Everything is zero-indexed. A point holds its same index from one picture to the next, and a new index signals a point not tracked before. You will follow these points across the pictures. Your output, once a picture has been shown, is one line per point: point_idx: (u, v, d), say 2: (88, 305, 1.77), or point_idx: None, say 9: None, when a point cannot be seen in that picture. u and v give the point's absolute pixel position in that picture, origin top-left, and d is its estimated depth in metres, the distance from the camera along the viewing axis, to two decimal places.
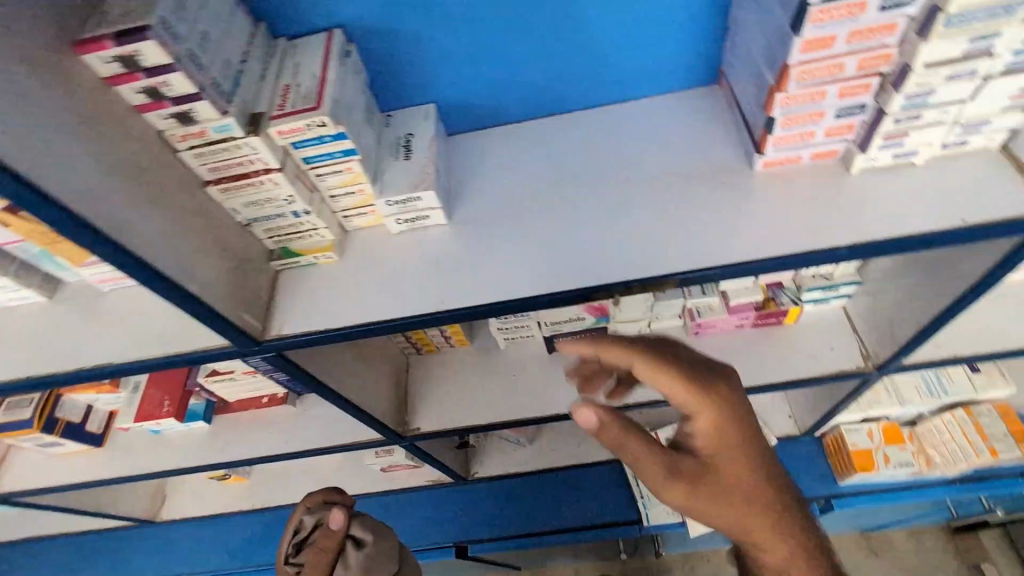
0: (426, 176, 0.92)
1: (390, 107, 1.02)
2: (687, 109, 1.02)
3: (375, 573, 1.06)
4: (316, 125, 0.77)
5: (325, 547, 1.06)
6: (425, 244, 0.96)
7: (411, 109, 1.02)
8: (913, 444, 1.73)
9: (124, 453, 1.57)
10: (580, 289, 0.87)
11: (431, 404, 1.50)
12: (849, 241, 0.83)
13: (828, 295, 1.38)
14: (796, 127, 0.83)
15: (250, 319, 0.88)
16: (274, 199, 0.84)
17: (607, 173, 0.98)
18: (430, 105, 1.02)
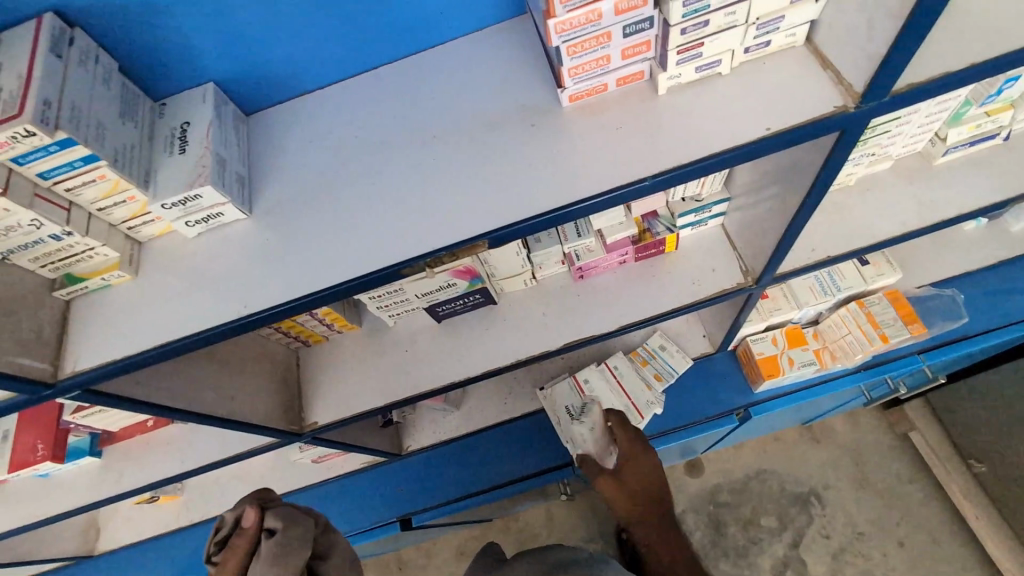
0: (204, 169, 0.82)
1: (163, 94, 0.90)
2: (495, 47, 0.92)
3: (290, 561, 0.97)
4: (24, 135, 0.66)
5: (235, 545, 0.98)
6: (228, 243, 0.87)
7: (188, 92, 0.90)
8: (816, 342, 1.78)
9: (16, 502, 1.49)
10: (389, 266, 0.81)
11: (327, 394, 1.45)
12: (661, 168, 0.78)
13: (703, 216, 1.36)
14: (586, 54, 0.75)
15: (33, 361, 0.78)
16: (18, 225, 0.73)
17: (415, 134, 0.89)
18: (209, 84, 0.90)
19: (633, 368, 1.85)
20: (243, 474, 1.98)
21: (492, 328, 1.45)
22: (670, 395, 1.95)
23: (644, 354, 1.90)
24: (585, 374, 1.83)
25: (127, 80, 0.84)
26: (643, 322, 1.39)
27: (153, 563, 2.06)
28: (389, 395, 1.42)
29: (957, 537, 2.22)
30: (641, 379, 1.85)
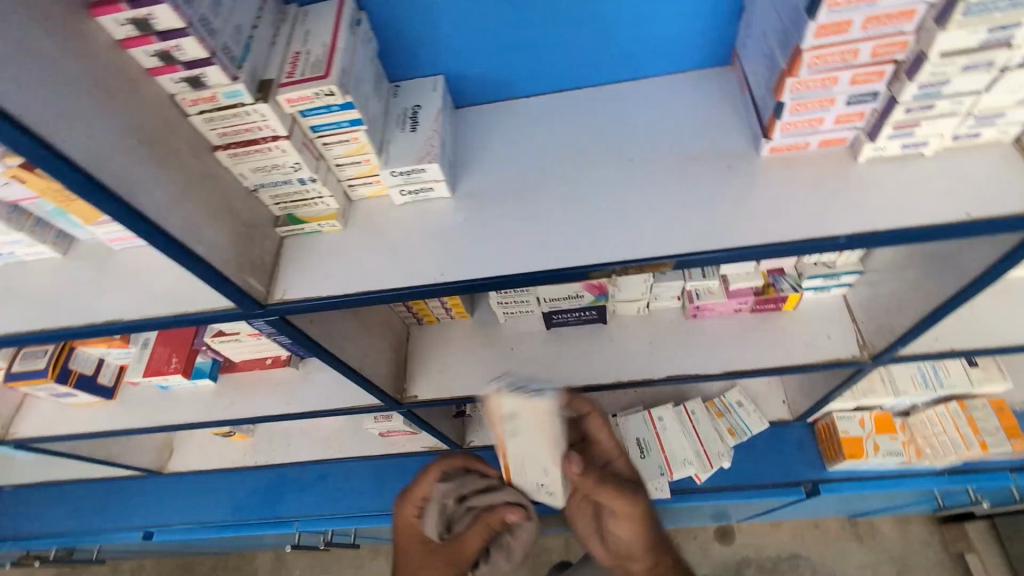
0: (431, 149, 0.92)
1: (399, 78, 1.02)
2: (697, 91, 1.01)
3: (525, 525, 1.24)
4: (324, 94, 0.78)
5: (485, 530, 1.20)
6: (428, 216, 0.97)
7: (420, 80, 1.03)
8: (905, 434, 1.74)
9: (134, 405, 1.63)
10: (579, 267, 0.87)
11: (431, 372, 1.53)
12: (849, 230, 0.82)
13: (829, 283, 1.38)
14: (806, 114, 0.82)
15: (255, 283, 0.90)
16: (281, 166, 0.85)
17: (614, 153, 0.97)
18: (439, 76, 1.02)
19: (709, 417, 1.84)
20: (314, 431, 2.09)
21: (597, 346, 1.51)
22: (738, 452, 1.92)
23: (720, 406, 1.89)
24: (660, 412, 1.84)
25: (380, 61, 0.97)
26: (747, 372, 1.41)
27: (211, 494, 2.18)
28: (487, 386, 1.49)
29: None
30: (715, 429, 1.84)
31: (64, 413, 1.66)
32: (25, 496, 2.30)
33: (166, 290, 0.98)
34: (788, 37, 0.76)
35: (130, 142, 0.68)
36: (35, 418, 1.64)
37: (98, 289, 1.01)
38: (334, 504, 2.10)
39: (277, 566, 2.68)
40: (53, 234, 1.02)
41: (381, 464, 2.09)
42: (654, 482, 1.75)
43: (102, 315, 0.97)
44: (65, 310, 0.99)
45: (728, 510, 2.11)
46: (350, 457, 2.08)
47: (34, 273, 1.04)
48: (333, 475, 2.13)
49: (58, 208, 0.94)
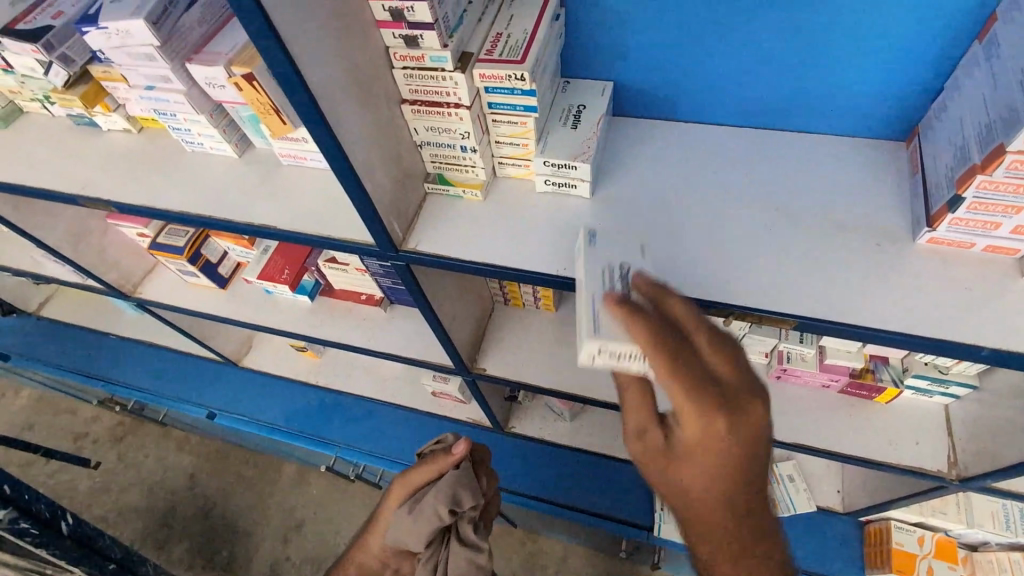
0: (586, 149, 0.95)
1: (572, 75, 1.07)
2: (862, 159, 0.99)
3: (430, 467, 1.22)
4: (515, 77, 0.83)
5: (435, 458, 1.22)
6: (563, 210, 1.02)
7: (590, 81, 1.06)
8: (965, 567, 1.65)
9: (238, 300, 1.81)
10: (697, 300, 0.89)
11: (503, 351, 1.59)
12: (996, 345, 0.79)
13: (933, 387, 1.30)
14: (983, 214, 0.79)
15: (396, 227, 0.99)
16: (452, 131, 0.92)
17: (761, 200, 0.97)
18: (608, 82, 1.05)
19: None
20: (373, 372, 2.22)
21: None
22: None
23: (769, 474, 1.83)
24: None
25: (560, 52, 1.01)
26: (816, 450, 1.38)
27: (270, 397, 2.37)
28: (553, 381, 1.53)
29: None
30: None
31: (180, 288, 1.86)
32: (120, 348, 2.59)
33: (316, 211, 1.09)
34: (992, 133, 0.73)
35: (349, 80, 0.77)
36: (157, 285, 1.85)
37: (260, 193, 1.14)
38: (371, 442, 2.23)
39: (299, 479, 2.88)
40: (237, 137, 1.17)
41: (424, 420, 2.19)
42: None
43: (257, 217, 1.10)
44: (232, 204, 1.13)
45: None
46: (399, 404, 2.20)
47: (214, 165, 1.19)
48: (379, 416, 2.26)
49: (253, 116, 1.07)
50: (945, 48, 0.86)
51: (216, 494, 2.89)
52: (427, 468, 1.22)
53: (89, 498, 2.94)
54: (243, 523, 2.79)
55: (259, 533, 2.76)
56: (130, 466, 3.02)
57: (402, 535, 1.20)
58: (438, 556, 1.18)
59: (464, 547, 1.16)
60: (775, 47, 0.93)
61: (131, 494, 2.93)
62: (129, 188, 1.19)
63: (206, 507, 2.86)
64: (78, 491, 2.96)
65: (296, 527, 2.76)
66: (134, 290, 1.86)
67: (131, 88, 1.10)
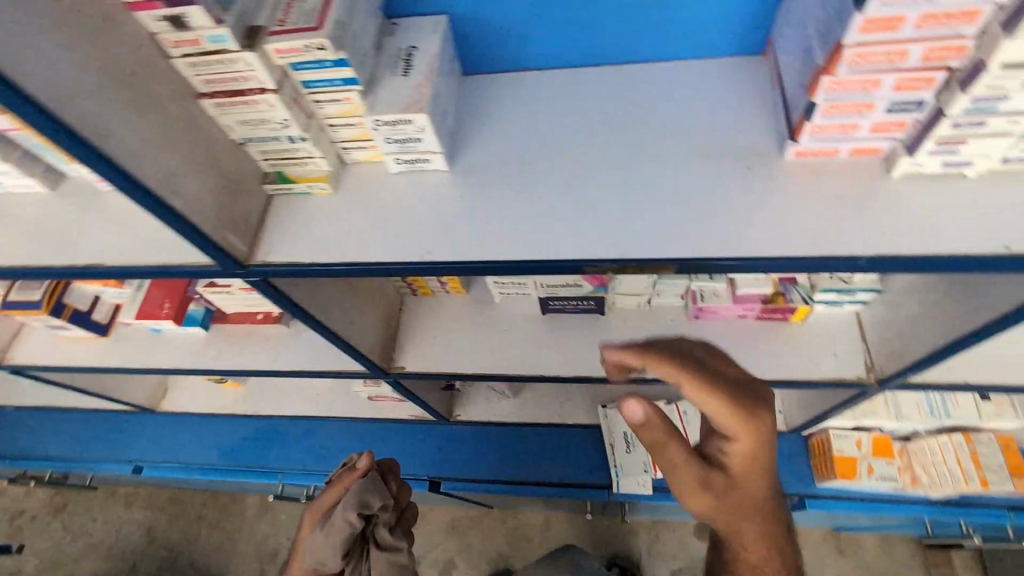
0: (421, 97, 0.82)
1: (397, 15, 0.92)
2: (723, 78, 0.94)
3: (339, 489, 1.17)
4: (314, 48, 0.72)
5: (342, 478, 1.18)
6: (422, 188, 0.92)
7: (421, 19, 0.92)
8: (902, 459, 1.70)
9: (125, 345, 1.64)
10: (573, 260, 0.82)
11: (419, 344, 1.50)
12: (872, 252, 0.75)
13: (842, 298, 1.31)
14: (838, 117, 0.75)
15: (236, 241, 0.86)
16: (269, 121, 0.80)
17: (627, 140, 0.90)
18: (442, 16, 0.91)
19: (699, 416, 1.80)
20: (305, 390, 2.11)
21: (592, 337, 1.46)
22: None
23: None
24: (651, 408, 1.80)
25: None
26: None
27: (201, 436, 2.21)
28: (477, 366, 1.46)
29: None
30: None
31: (57, 345, 1.67)
32: (22, 418, 2.35)
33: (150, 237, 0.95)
34: (830, 29, 0.69)
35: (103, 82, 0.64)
36: (30, 347, 1.66)
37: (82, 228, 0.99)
38: (317, 461, 2.12)
39: (263, 509, 2.75)
40: (41, 168, 1.00)
41: (369, 427, 2.10)
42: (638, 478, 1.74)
43: (81, 257, 0.95)
44: (51, 247, 0.98)
45: None
46: (338, 417, 2.09)
47: (22, 206, 1.02)
48: (319, 433, 2.15)
49: (45, 142, 0.91)
50: None
51: (178, 542, 2.72)
52: (336, 488, 1.18)
53: None
54: (212, 565, 2.65)
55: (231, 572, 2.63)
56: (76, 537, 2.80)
57: (315, 559, 1.10)
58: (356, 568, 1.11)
59: (381, 552, 1.10)
60: None
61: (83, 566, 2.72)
62: None
63: (168, 559, 2.68)
64: None
65: (271, 557, 2.64)
66: (5, 358, 1.65)
67: None
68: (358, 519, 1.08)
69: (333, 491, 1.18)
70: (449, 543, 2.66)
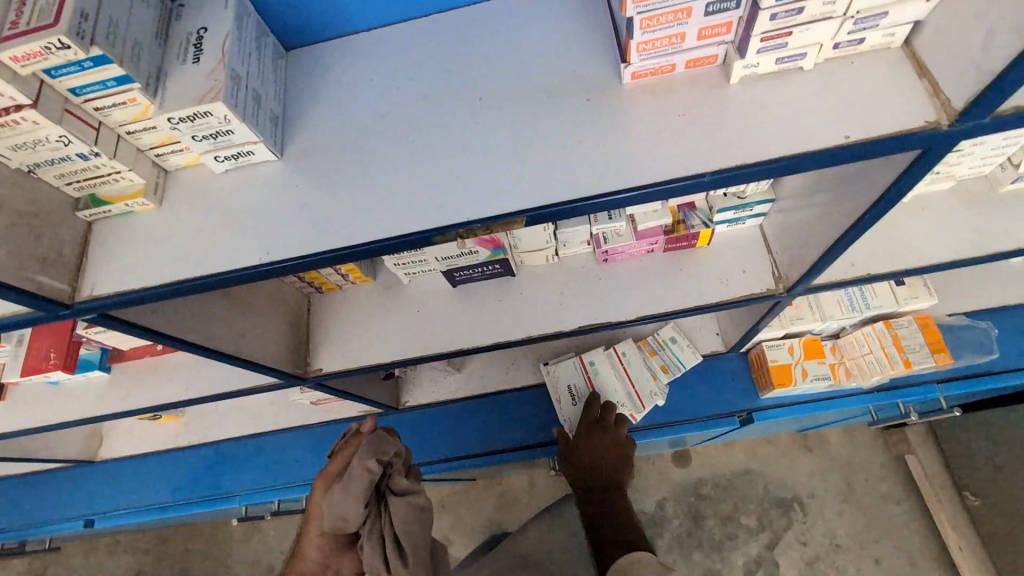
0: (217, 84, 0.73)
1: None
2: (559, 5, 0.87)
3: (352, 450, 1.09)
4: (57, 48, 0.62)
5: (352, 440, 1.11)
6: (256, 184, 0.84)
7: None
8: (834, 356, 1.75)
9: (25, 405, 1.53)
10: (423, 231, 0.77)
11: (334, 343, 1.44)
12: (716, 168, 0.72)
13: (741, 214, 1.30)
14: (661, 29, 0.69)
15: (52, 281, 0.77)
16: (45, 141, 0.71)
17: (465, 90, 0.83)
18: None
19: (640, 356, 1.80)
20: (245, 408, 2.03)
21: (507, 300, 1.43)
22: (674, 389, 1.91)
23: (653, 345, 1.85)
24: (592, 355, 1.80)
25: None
26: (660, 316, 1.35)
27: (151, 476, 2.13)
28: (396, 352, 1.41)
29: (937, 557, 2.25)
30: (648, 368, 1.80)
31: None
32: None
33: None
34: None
35: None
36: None
37: None
38: (277, 475, 2.07)
39: (251, 531, 2.69)
40: None
41: (322, 431, 2.06)
42: None
43: None
44: None
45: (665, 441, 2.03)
46: (287, 428, 2.04)
47: None
48: (272, 447, 2.09)
49: None
50: None
51: None
52: (346, 450, 1.10)
53: None
54: None
55: None
56: None
57: (336, 516, 1.00)
58: (374, 521, 1.00)
59: (400, 498, 0.99)
60: None
61: None
62: None
63: None
64: None
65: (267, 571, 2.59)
66: None
67: None
68: (377, 466, 0.99)
69: (343, 454, 1.09)
70: (441, 521, 2.68)
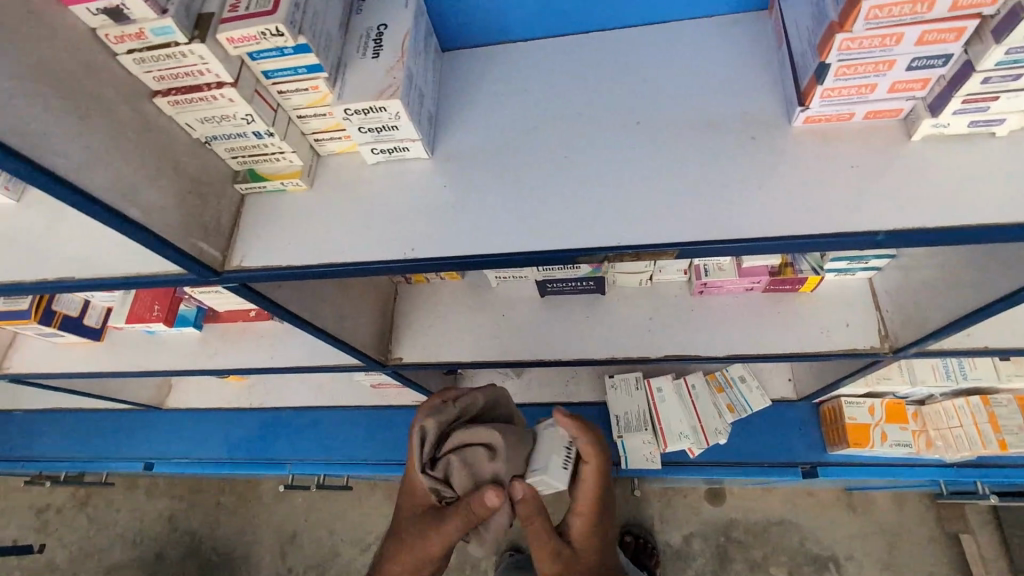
0: (395, 81, 0.75)
1: None
2: (725, 40, 0.86)
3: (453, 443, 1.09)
4: (271, 34, 0.66)
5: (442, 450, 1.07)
6: (403, 180, 0.86)
7: None
8: (917, 423, 1.68)
9: (120, 348, 1.62)
10: (566, 249, 0.77)
11: (417, 334, 1.47)
12: (890, 227, 0.69)
13: (854, 266, 1.25)
14: (855, 78, 0.67)
15: (209, 248, 0.81)
16: (231, 117, 0.74)
17: (620, 113, 0.84)
18: None
19: (709, 392, 1.77)
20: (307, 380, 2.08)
21: (593, 318, 1.43)
22: (737, 430, 1.86)
23: (721, 381, 1.81)
24: (660, 382, 1.76)
25: None
26: (753, 357, 1.32)
27: (210, 430, 2.22)
28: (477, 352, 1.43)
29: None
30: (714, 405, 1.76)
31: (54, 350, 1.65)
32: (32, 421, 2.36)
33: (124, 246, 0.91)
34: None
35: (39, 90, 0.58)
36: (27, 355, 1.64)
37: (53, 238, 0.94)
38: (327, 449, 2.12)
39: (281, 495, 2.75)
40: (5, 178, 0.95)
41: (377, 413, 2.10)
42: (646, 452, 1.75)
43: (53, 270, 0.91)
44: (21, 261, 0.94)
45: (717, 480, 1.98)
46: (344, 406, 2.08)
47: None
48: (326, 421, 2.14)
49: None
50: None
51: (201, 527, 2.76)
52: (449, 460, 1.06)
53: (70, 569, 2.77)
54: (233, 549, 2.67)
55: (255, 556, 2.64)
56: (104, 528, 2.84)
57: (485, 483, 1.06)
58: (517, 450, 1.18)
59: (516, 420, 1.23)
60: None
61: (112, 553, 2.78)
62: None
63: (194, 544, 2.73)
64: (59, 564, 2.78)
65: (291, 538, 2.65)
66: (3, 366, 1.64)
67: None
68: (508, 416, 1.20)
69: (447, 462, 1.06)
70: None
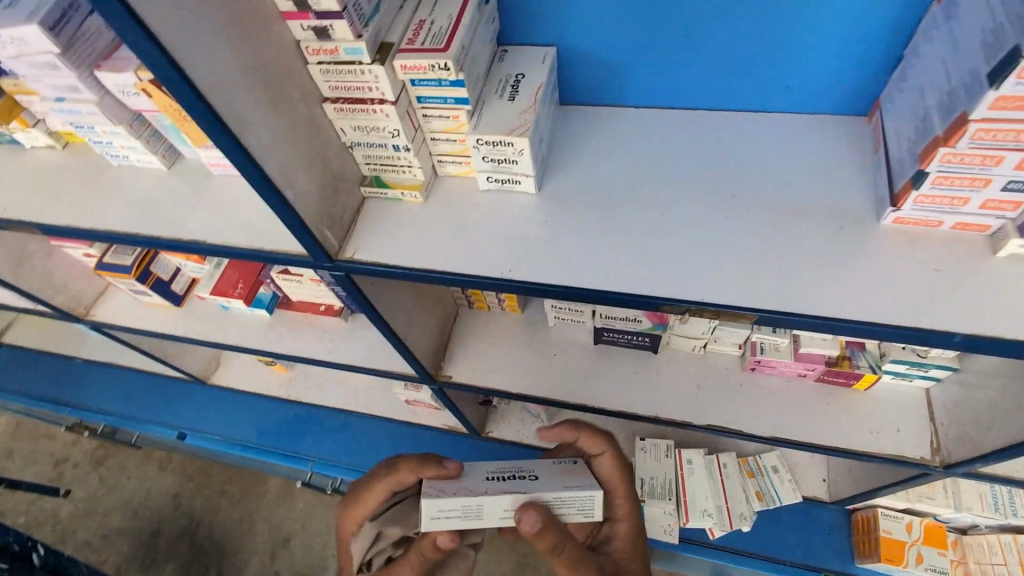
0: (526, 122, 0.86)
1: (509, 43, 0.97)
2: (822, 137, 0.94)
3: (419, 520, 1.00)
4: (439, 67, 0.78)
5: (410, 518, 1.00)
6: (508, 209, 0.95)
7: (529, 48, 0.97)
8: (955, 551, 1.60)
9: (195, 316, 1.73)
10: (651, 295, 0.83)
11: (469, 356, 1.53)
12: (968, 331, 0.73)
13: (912, 371, 1.26)
14: (950, 189, 0.73)
15: (330, 236, 0.92)
16: (381, 129, 0.86)
17: (715, 186, 0.91)
18: (551, 49, 0.96)
19: (740, 474, 1.74)
20: (345, 383, 2.14)
21: (641, 374, 1.45)
22: (761, 520, 1.80)
23: (753, 466, 1.77)
24: (690, 454, 1.75)
25: (494, 18, 0.92)
26: (797, 444, 1.32)
27: (243, 413, 2.29)
28: (523, 385, 1.47)
29: None
30: (743, 490, 1.73)
31: (136, 307, 1.78)
32: (84, 371, 2.49)
33: (251, 222, 1.02)
34: (954, 102, 0.68)
35: (253, 80, 0.71)
36: (111, 307, 1.77)
37: (192, 205, 1.07)
38: (349, 454, 2.16)
39: (284, 493, 2.74)
40: (164, 147, 1.10)
41: (404, 429, 2.14)
42: (665, 524, 1.70)
43: (187, 232, 1.03)
44: (160, 220, 1.06)
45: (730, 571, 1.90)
46: (374, 415, 2.12)
47: (141, 179, 1.12)
48: (354, 427, 2.19)
49: (173, 125, 1.01)
50: (904, 8, 0.80)
51: (201, 510, 2.74)
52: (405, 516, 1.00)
53: (67, 526, 2.78)
54: (227, 540, 2.65)
55: (247, 550, 2.61)
56: (111, 491, 2.84)
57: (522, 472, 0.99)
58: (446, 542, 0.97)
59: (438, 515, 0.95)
60: (721, 21, 0.87)
61: (113, 519, 2.77)
62: (52, 209, 1.11)
63: (190, 527, 2.70)
64: (61, 518, 2.80)
65: (284, 542, 2.61)
66: (87, 313, 1.78)
67: (43, 101, 1.02)
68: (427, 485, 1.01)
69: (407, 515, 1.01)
70: None
